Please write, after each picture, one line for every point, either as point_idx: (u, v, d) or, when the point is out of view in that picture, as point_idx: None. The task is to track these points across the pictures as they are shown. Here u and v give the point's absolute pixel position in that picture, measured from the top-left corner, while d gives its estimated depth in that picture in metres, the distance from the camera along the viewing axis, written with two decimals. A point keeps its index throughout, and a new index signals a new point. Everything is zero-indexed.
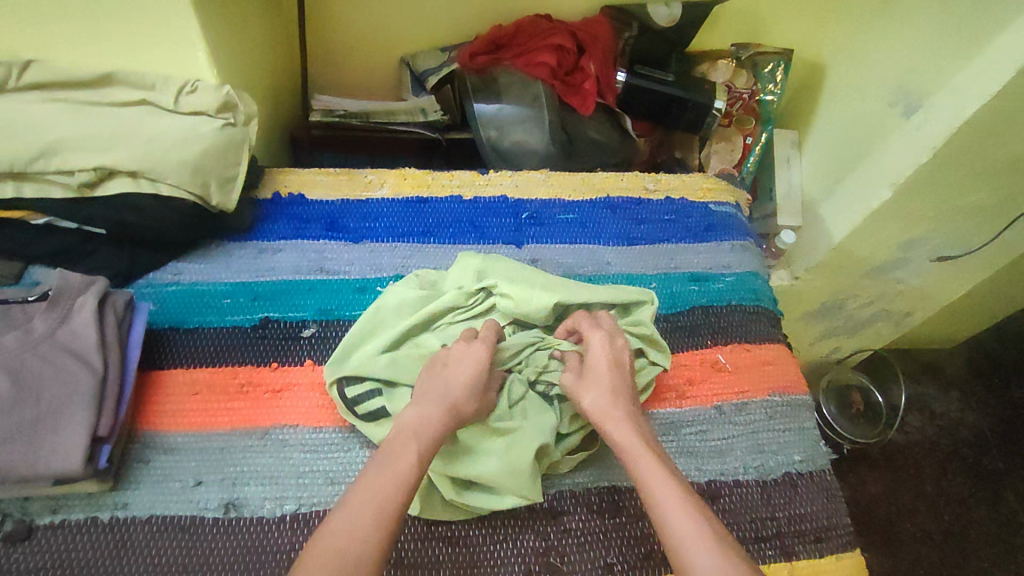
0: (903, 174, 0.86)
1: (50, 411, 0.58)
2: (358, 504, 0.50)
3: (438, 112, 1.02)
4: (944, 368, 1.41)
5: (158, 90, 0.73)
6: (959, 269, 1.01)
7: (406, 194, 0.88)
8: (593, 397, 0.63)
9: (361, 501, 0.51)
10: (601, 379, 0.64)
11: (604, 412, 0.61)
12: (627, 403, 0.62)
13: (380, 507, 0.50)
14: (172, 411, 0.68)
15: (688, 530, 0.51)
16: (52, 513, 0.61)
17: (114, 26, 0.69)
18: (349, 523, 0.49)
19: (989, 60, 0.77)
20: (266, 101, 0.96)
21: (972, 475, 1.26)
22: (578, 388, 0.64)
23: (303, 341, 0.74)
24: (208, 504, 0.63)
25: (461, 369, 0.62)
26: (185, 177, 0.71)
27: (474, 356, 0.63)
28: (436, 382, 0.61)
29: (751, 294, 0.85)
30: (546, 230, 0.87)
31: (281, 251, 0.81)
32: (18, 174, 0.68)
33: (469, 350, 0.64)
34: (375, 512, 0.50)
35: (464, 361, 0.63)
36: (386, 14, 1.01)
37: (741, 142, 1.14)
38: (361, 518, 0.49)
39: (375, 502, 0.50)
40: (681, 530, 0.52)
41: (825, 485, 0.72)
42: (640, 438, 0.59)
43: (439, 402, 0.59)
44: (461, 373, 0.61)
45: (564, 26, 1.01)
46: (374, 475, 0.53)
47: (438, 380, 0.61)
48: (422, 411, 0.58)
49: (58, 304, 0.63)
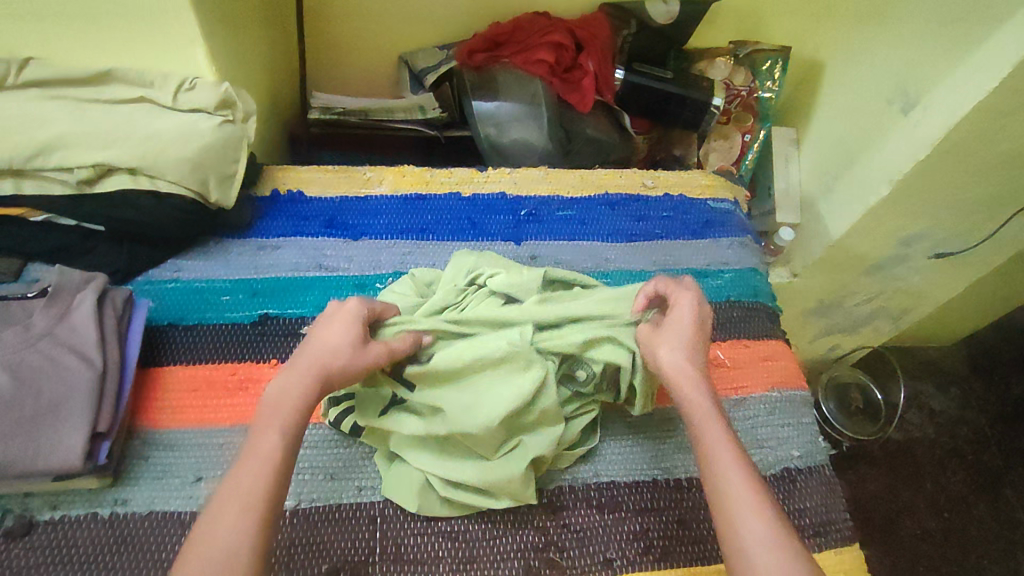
0: (900, 170, 0.86)
1: (50, 407, 0.58)
2: (224, 504, 0.48)
3: (436, 109, 1.02)
4: (944, 365, 1.41)
5: (158, 87, 0.74)
6: (958, 265, 1.01)
7: (405, 191, 0.88)
8: (669, 358, 0.61)
9: (227, 496, 0.48)
10: (678, 342, 0.61)
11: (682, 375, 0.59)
12: (701, 364, 0.61)
13: (242, 500, 0.48)
14: (171, 407, 0.68)
15: (748, 508, 0.51)
16: (52, 509, 0.61)
17: (113, 23, 0.70)
18: (223, 529, 0.47)
19: (985, 56, 0.78)
20: (264, 99, 0.96)
21: (971, 472, 1.27)
22: (654, 338, 0.63)
23: (303, 337, 0.74)
24: (208, 500, 0.64)
25: (326, 337, 0.59)
26: (184, 174, 0.71)
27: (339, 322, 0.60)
28: (303, 354, 0.58)
29: (750, 291, 0.85)
30: (545, 226, 0.88)
31: (281, 248, 0.81)
32: (17, 172, 0.69)
33: (339, 315, 0.61)
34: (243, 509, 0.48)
35: (335, 326, 0.60)
36: (385, 13, 1.01)
37: (739, 140, 1.14)
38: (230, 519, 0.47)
39: (241, 497, 0.48)
40: (740, 505, 0.51)
41: (824, 480, 0.72)
42: (710, 402, 0.58)
43: (302, 371, 0.56)
44: (328, 342, 0.58)
45: (562, 23, 1.01)
46: (242, 467, 0.50)
47: (306, 350, 0.58)
48: (282, 390, 0.55)
49: (57, 300, 0.63)
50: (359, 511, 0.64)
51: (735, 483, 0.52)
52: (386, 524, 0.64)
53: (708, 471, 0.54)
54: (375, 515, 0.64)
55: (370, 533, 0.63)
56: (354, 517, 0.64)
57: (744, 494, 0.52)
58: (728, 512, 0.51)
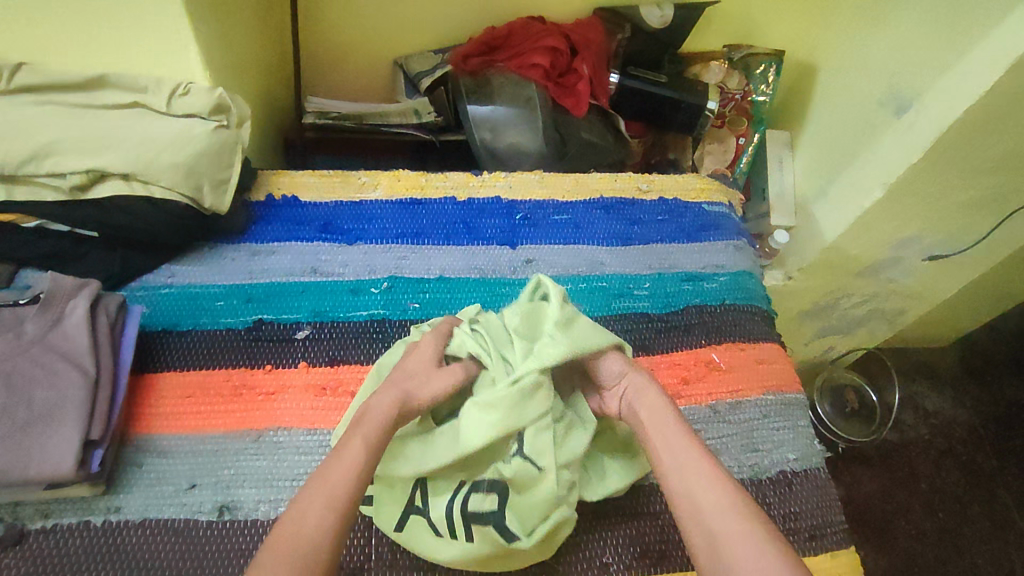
0: (894, 173, 0.86)
1: (42, 414, 0.57)
2: (315, 499, 0.48)
3: (431, 113, 1.03)
4: (939, 366, 1.42)
5: (152, 92, 0.72)
6: (951, 267, 1.02)
7: (400, 196, 0.88)
8: (647, 407, 0.60)
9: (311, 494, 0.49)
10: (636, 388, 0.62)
11: (652, 420, 0.59)
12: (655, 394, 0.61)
13: (335, 499, 0.49)
14: (166, 413, 0.68)
15: (736, 528, 0.49)
16: (43, 517, 0.61)
17: (106, 28, 0.69)
18: (314, 520, 0.47)
19: (976, 60, 0.78)
20: (258, 103, 0.96)
21: (966, 473, 1.27)
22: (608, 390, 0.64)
23: (296, 343, 0.74)
24: (202, 508, 0.63)
25: (418, 380, 0.60)
26: (178, 179, 0.71)
27: (420, 362, 0.62)
28: (394, 392, 0.58)
29: (744, 294, 0.86)
30: (540, 230, 0.88)
31: (274, 253, 0.81)
32: (9, 177, 0.68)
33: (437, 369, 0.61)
34: (332, 506, 0.48)
35: (425, 373, 0.61)
36: (381, 17, 1.01)
37: (733, 142, 1.15)
38: (319, 510, 0.48)
39: (328, 491, 0.49)
40: (711, 515, 0.50)
41: (820, 483, 0.72)
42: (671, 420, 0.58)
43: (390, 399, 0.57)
44: (418, 389, 0.59)
45: (557, 28, 1.01)
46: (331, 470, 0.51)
47: (394, 386, 0.59)
48: (373, 414, 0.56)
49: (49, 307, 0.62)
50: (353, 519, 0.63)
51: (693, 480, 0.53)
52: (380, 532, 0.63)
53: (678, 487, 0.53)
54: (370, 521, 0.64)
55: (364, 541, 0.62)
56: None
57: (719, 503, 0.50)
58: (707, 523, 0.50)
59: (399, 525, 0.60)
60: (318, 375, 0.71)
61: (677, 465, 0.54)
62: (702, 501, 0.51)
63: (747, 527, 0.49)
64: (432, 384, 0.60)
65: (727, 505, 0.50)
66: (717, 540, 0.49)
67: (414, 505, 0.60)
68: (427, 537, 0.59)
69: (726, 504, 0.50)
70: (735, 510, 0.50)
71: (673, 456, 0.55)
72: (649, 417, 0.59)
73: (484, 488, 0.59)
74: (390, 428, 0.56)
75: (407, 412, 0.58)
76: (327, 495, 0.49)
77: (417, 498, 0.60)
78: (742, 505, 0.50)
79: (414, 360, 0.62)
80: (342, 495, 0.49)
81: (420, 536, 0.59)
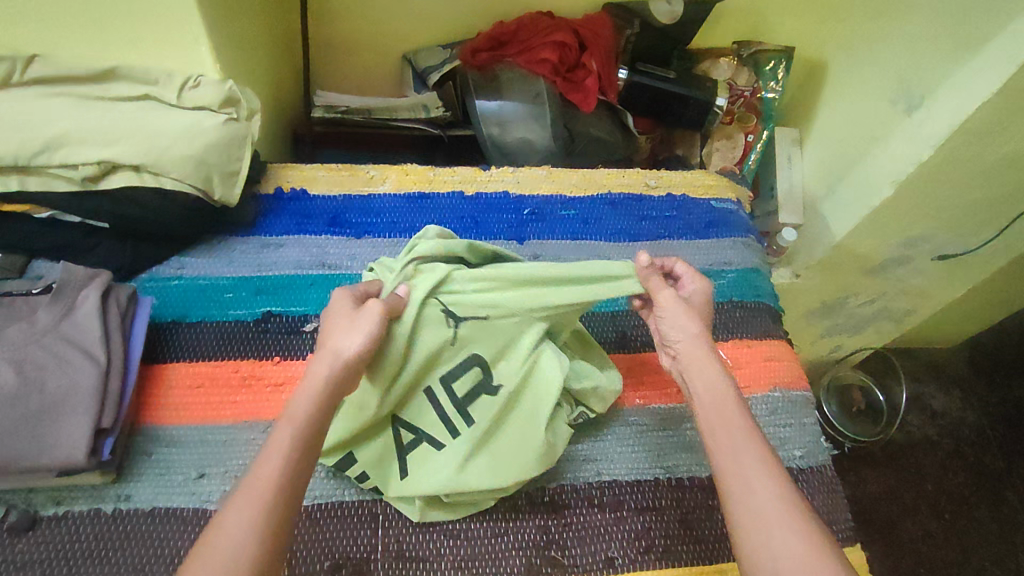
0: (903, 172, 0.86)
1: (55, 403, 0.58)
2: (238, 504, 0.47)
3: (439, 108, 1.02)
4: (946, 367, 1.41)
5: (162, 84, 0.73)
6: (960, 267, 1.01)
7: (408, 189, 0.88)
8: (704, 380, 0.59)
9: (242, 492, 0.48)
10: (694, 349, 0.60)
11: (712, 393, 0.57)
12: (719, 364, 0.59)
13: (259, 499, 0.47)
14: (174, 403, 0.68)
15: (780, 516, 0.49)
16: (55, 504, 0.61)
17: (118, 20, 0.70)
18: (235, 523, 0.46)
19: (990, 58, 0.78)
20: (268, 98, 0.96)
21: (972, 474, 1.26)
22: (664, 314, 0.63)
23: (305, 335, 0.74)
24: (210, 497, 0.64)
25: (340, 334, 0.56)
26: (189, 171, 0.72)
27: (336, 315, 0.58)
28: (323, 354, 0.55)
29: (752, 291, 0.86)
30: (548, 225, 0.88)
31: (283, 246, 0.81)
32: (22, 169, 0.69)
33: (358, 315, 0.57)
34: (256, 507, 0.47)
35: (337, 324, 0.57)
36: (391, 12, 1.01)
37: (742, 140, 1.14)
38: (243, 512, 0.46)
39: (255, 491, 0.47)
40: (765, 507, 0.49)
41: (826, 481, 0.72)
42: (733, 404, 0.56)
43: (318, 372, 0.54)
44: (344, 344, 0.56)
45: (566, 23, 1.01)
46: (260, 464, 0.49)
47: (323, 350, 0.56)
48: (302, 393, 0.53)
49: (62, 296, 0.63)
50: (360, 509, 0.64)
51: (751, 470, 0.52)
52: (386, 522, 0.64)
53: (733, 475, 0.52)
54: (378, 512, 0.64)
55: (371, 530, 0.63)
56: (356, 515, 0.64)
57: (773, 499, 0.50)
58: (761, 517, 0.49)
59: (400, 472, 0.63)
60: None
61: (732, 451, 0.53)
62: (751, 484, 0.51)
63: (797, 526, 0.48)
64: (353, 330, 0.56)
65: (778, 501, 0.50)
66: (761, 524, 0.49)
67: (405, 445, 0.64)
68: (426, 456, 0.63)
69: (776, 494, 0.50)
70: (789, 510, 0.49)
71: (730, 430, 0.55)
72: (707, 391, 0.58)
73: (466, 376, 0.64)
74: (321, 410, 0.53)
75: (344, 372, 0.55)
76: (248, 498, 0.47)
77: (407, 436, 0.64)
78: (794, 498, 0.50)
79: (336, 311, 0.59)
80: (267, 494, 0.47)
81: (421, 464, 0.63)
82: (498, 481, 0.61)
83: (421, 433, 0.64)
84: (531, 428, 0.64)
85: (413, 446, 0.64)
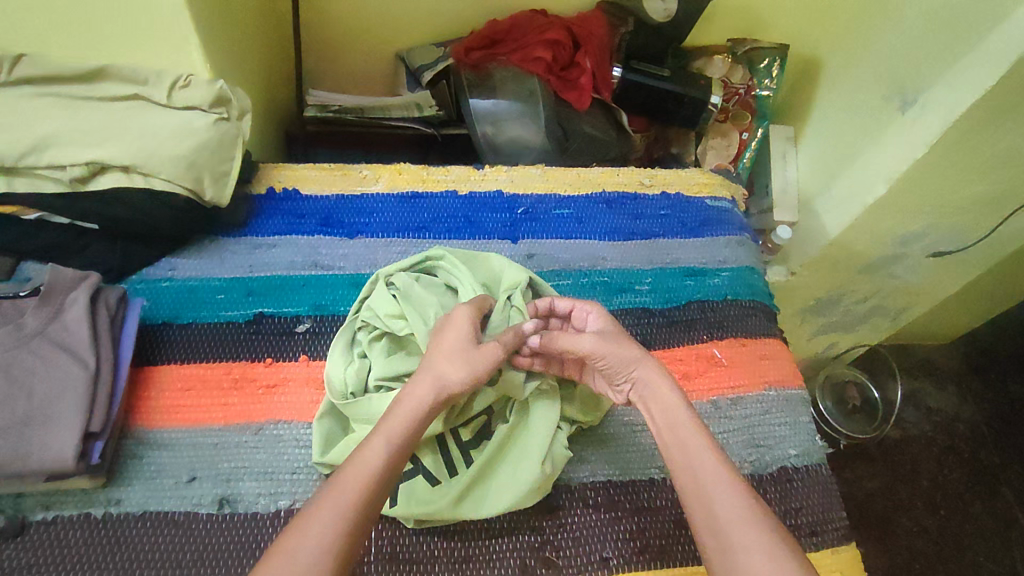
0: (898, 168, 0.86)
1: (43, 407, 0.57)
2: (326, 508, 0.47)
3: (433, 108, 1.02)
4: (941, 364, 1.41)
5: (151, 84, 0.73)
6: (956, 264, 1.01)
7: (401, 189, 0.87)
8: (658, 404, 0.57)
9: (327, 497, 0.48)
10: (637, 373, 0.59)
11: (666, 413, 0.56)
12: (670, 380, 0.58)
13: (342, 505, 0.47)
14: (166, 406, 0.68)
15: (753, 537, 0.47)
16: (44, 509, 0.61)
17: (105, 20, 0.69)
18: (320, 526, 0.46)
19: (984, 55, 0.77)
20: (259, 97, 0.96)
21: (967, 470, 1.27)
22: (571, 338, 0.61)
23: (297, 337, 0.74)
24: (203, 500, 0.63)
25: (450, 359, 0.57)
26: (178, 171, 0.71)
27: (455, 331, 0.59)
28: (431, 381, 0.56)
29: (747, 289, 0.85)
30: (542, 224, 0.87)
31: (275, 247, 0.80)
32: (9, 169, 0.68)
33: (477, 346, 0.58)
34: (340, 512, 0.47)
35: (456, 349, 0.58)
36: (384, 9, 1.01)
37: (737, 137, 1.14)
38: (327, 517, 0.46)
39: (337, 500, 0.47)
40: (732, 523, 0.49)
41: (820, 480, 0.72)
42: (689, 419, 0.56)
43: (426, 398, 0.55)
44: (449, 370, 0.56)
45: (560, 21, 1.01)
46: (349, 471, 0.50)
47: (429, 375, 0.56)
48: (396, 412, 0.54)
49: (50, 299, 0.62)
50: None
51: (716, 485, 0.51)
52: (380, 525, 0.63)
53: (697, 498, 0.51)
54: None
55: (365, 533, 0.62)
56: None
57: (738, 514, 0.49)
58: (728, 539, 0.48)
59: (393, 499, 0.62)
60: (318, 368, 0.72)
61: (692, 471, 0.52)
62: (722, 505, 0.50)
63: (766, 537, 0.47)
64: (474, 365, 0.57)
65: (745, 514, 0.49)
66: (732, 551, 0.47)
67: (402, 473, 0.63)
68: (419, 491, 0.62)
69: (747, 510, 0.49)
70: (757, 522, 0.48)
71: (693, 454, 0.53)
72: (660, 411, 0.57)
73: (471, 422, 0.66)
74: (415, 438, 0.54)
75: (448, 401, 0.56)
76: (336, 502, 0.47)
77: (405, 467, 0.64)
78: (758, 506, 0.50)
79: (450, 331, 0.59)
80: (355, 503, 0.48)
81: (414, 493, 0.62)
82: (493, 508, 0.61)
83: (419, 467, 0.64)
84: (527, 462, 0.62)
85: (409, 476, 0.63)
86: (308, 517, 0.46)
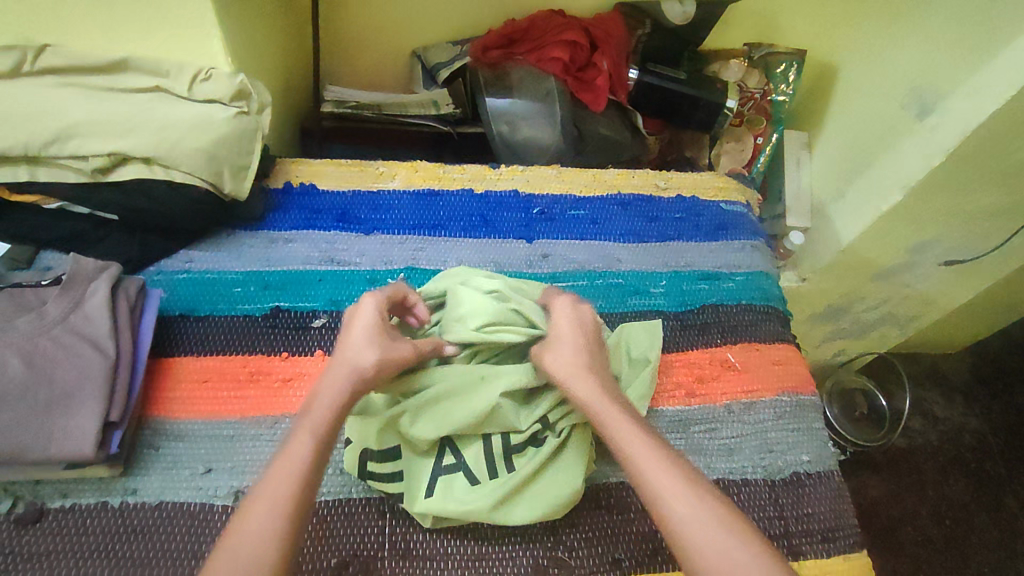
0: (914, 177, 0.86)
1: (61, 395, 0.58)
2: (260, 505, 0.48)
3: (450, 105, 1.03)
4: (949, 374, 1.41)
5: (172, 77, 0.73)
6: (968, 274, 1.01)
7: (418, 186, 0.88)
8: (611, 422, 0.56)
9: (266, 491, 0.49)
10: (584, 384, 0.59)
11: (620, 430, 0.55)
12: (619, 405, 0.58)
13: (280, 506, 0.48)
14: (182, 398, 0.68)
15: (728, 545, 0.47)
16: (62, 497, 0.61)
17: (130, 11, 0.69)
18: (257, 525, 0.47)
19: (1002, 66, 0.77)
20: (278, 92, 0.96)
21: (973, 481, 1.26)
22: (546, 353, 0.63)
23: (314, 332, 0.74)
24: (217, 492, 0.63)
25: (362, 351, 0.58)
26: (199, 164, 0.71)
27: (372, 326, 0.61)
28: (343, 365, 0.57)
29: (761, 295, 0.85)
30: (557, 225, 0.87)
31: (292, 242, 0.81)
32: (32, 159, 0.69)
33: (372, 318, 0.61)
34: (278, 511, 0.48)
35: (362, 335, 0.59)
36: (403, 8, 1.01)
37: (752, 142, 1.14)
38: (263, 517, 0.47)
39: (271, 498, 0.48)
40: (704, 528, 0.48)
41: (833, 486, 0.72)
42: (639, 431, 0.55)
43: (340, 377, 0.56)
44: (364, 354, 0.58)
45: (578, 22, 1.00)
46: (278, 467, 0.51)
47: (344, 360, 0.58)
48: (321, 399, 0.55)
49: (71, 289, 0.63)
50: (368, 506, 0.64)
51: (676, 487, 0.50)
52: (395, 520, 0.63)
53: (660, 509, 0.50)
54: (388, 511, 0.64)
55: (380, 528, 0.63)
56: (364, 513, 0.63)
57: (707, 517, 0.49)
58: (698, 539, 0.47)
59: (429, 491, 0.62)
60: None
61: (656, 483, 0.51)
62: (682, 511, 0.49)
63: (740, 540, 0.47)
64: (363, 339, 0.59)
65: (716, 521, 0.48)
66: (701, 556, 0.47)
67: (443, 466, 0.64)
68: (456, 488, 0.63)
69: (717, 520, 0.48)
70: (720, 521, 0.48)
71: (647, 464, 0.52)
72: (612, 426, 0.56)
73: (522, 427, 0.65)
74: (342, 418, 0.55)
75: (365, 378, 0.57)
76: (270, 501, 0.48)
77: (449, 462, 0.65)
78: (722, 512, 0.49)
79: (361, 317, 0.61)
80: (288, 495, 0.49)
81: (452, 491, 0.62)
82: (524, 514, 0.62)
83: (462, 462, 0.64)
84: (565, 475, 0.63)
85: (450, 469, 0.64)
86: (248, 516, 0.48)
